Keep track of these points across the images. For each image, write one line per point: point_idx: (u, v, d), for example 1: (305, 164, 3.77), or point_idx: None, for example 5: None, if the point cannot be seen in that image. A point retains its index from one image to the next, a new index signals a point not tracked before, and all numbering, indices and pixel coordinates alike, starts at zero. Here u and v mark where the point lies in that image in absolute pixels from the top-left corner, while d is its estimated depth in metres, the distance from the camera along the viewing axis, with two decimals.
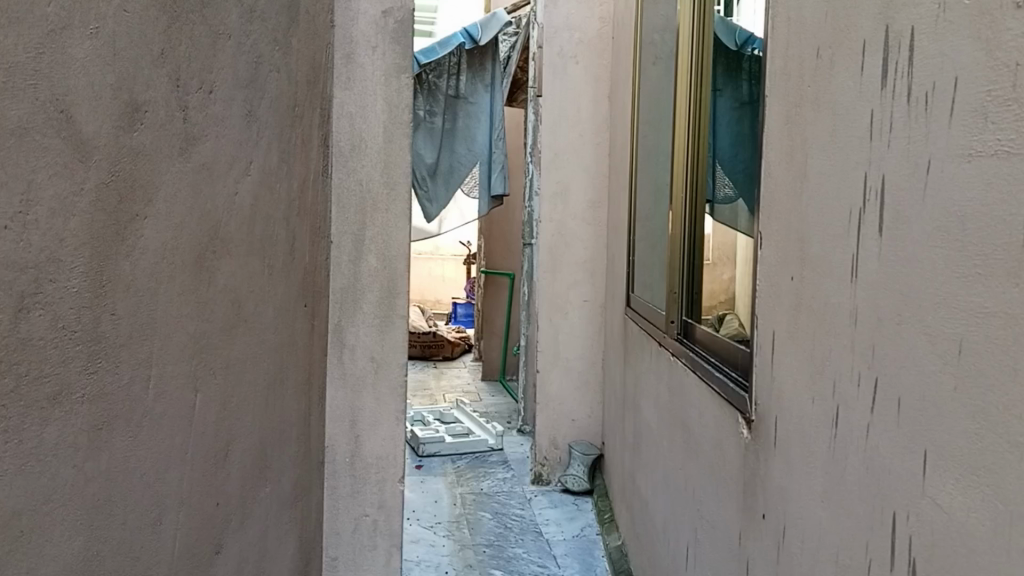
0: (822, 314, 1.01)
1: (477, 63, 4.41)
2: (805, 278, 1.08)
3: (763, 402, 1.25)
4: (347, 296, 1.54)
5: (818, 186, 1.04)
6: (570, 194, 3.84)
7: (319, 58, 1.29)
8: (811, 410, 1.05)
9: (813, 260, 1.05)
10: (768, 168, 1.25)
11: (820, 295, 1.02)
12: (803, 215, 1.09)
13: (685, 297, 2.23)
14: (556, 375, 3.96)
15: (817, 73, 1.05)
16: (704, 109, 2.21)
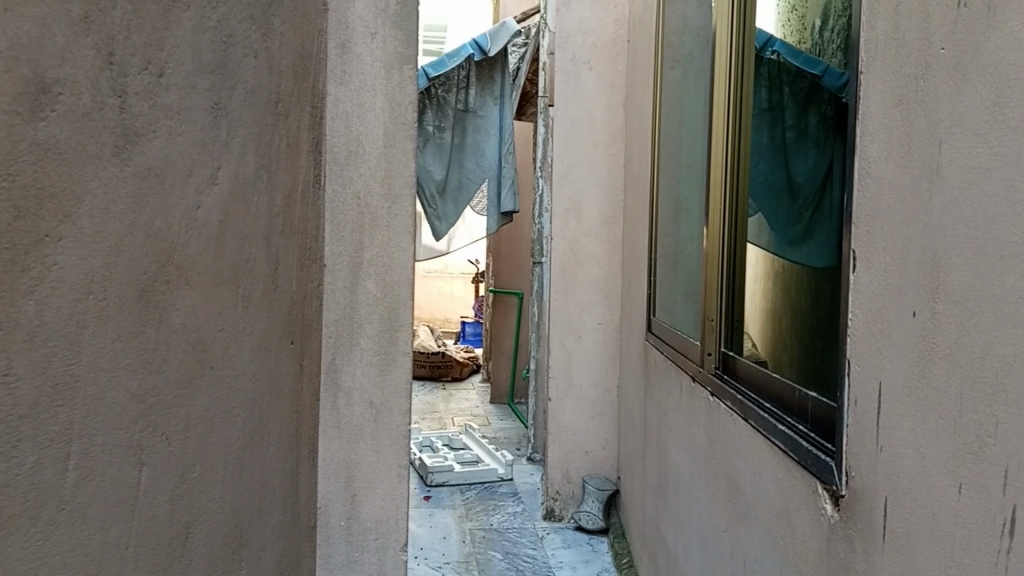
0: (1001, 366, 0.81)
1: (487, 75, 4.23)
2: (960, 311, 0.88)
3: (868, 476, 1.12)
4: (342, 330, 1.32)
5: (989, 184, 0.83)
6: (584, 210, 3.63)
7: (310, 46, 1.10)
8: (973, 497, 0.86)
9: (976, 290, 0.85)
10: (899, 167, 1.04)
11: (990, 343, 0.83)
12: (959, 226, 0.89)
13: (725, 324, 2.02)
14: (570, 402, 3.73)
15: (988, 29, 0.85)
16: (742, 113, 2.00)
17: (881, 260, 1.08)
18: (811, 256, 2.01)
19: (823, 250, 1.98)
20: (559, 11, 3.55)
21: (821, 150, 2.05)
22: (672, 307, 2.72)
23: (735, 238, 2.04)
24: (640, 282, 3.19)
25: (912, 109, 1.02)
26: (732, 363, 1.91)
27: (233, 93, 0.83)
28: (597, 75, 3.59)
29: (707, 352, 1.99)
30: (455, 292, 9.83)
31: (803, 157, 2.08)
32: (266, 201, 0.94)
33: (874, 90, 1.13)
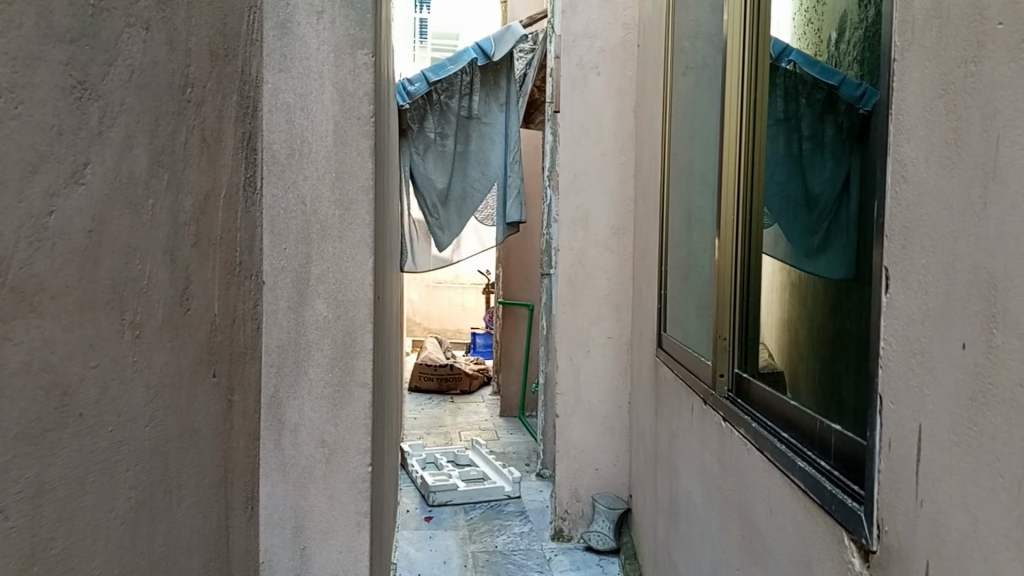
0: None
1: (491, 81, 3.95)
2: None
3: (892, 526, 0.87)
4: (286, 356, 1.15)
5: None
6: (592, 220, 3.39)
7: (229, 22, 0.89)
8: None
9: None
10: (905, 165, 0.84)
11: None
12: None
13: (740, 344, 1.81)
14: (577, 420, 3.51)
15: None
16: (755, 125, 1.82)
17: (920, 279, 0.81)
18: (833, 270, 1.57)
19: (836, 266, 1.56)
20: (565, 13, 3.27)
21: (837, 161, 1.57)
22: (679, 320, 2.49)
23: (751, 252, 1.83)
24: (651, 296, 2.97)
25: (961, 99, 0.73)
26: (747, 386, 1.71)
27: (87, 70, 0.63)
28: (606, 81, 3.31)
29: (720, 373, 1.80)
30: (465, 302, 9.61)
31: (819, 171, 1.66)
32: (153, 206, 0.74)
33: (912, 81, 0.83)
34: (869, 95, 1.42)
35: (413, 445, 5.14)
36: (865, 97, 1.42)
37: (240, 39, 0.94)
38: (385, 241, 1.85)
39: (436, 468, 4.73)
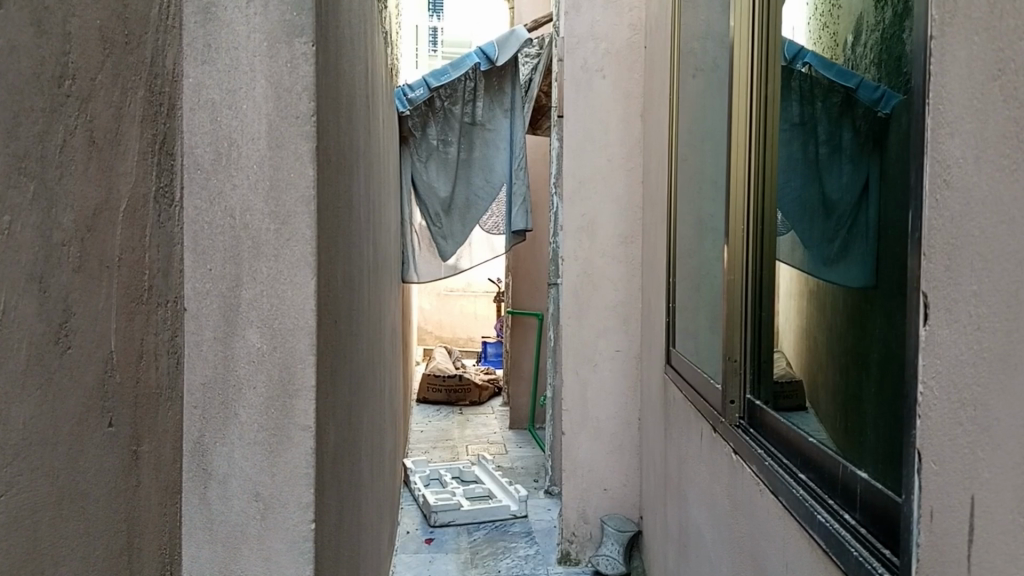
0: None
1: (496, 86, 3.45)
2: None
3: None
4: (215, 396, 0.88)
5: None
6: (598, 228, 3.21)
7: (133, 0, 0.74)
8: None
9: None
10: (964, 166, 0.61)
11: None
12: None
13: (751, 370, 1.54)
14: (584, 440, 3.25)
15: None
16: (767, 117, 1.54)
17: (968, 311, 0.60)
18: (842, 277, 1.51)
19: (862, 270, 1.46)
20: (568, 14, 3.13)
21: (856, 165, 1.48)
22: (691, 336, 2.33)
23: (762, 265, 1.55)
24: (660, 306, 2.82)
25: (1019, 84, 0.54)
26: (758, 415, 1.45)
27: None
28: (611, 84, 3.16)
29: (728, 398, 1.55)
30: (478, 311, 9.31)
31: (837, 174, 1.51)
32: (6, 223, 0.58)
33: (954, 55, 0.63)
34: (888, 98, 1.43)
35: (415, 461, 4.51)
36: (887, 99, 1.44)
37: (152, 20, 0.79)
38: (369, 254, 1.66)
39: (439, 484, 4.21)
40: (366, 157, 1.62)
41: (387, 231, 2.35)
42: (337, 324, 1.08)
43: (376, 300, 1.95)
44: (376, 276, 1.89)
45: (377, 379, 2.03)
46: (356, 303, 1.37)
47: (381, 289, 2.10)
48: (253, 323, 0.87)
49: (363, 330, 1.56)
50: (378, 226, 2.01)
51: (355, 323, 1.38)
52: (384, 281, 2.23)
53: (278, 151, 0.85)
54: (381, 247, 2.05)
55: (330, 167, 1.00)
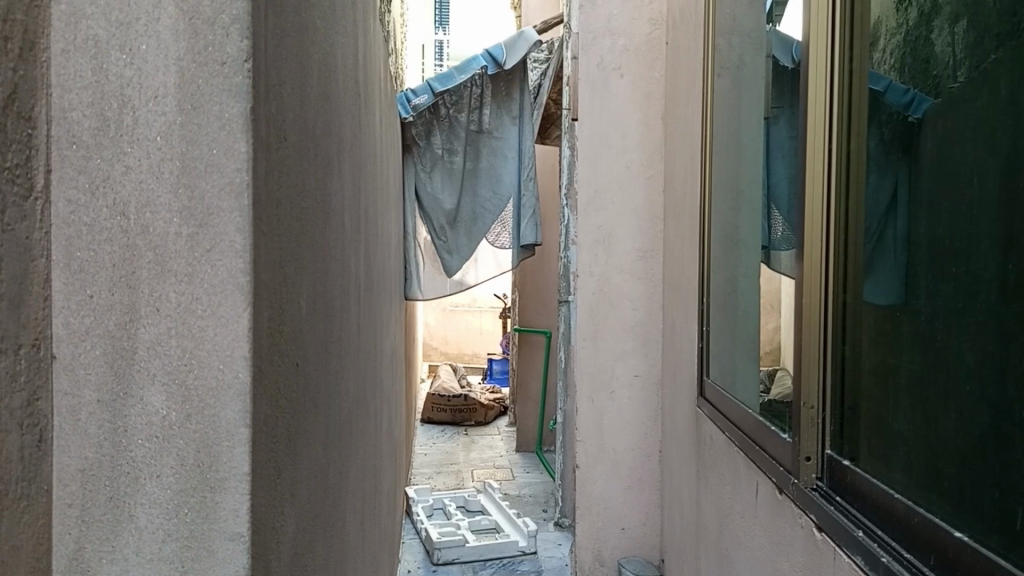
0: None
1: (504, 90, 2.96)
2: None
3: None
4: (98, 486, 0.58)
5: None
6: (617, 241, 2.37)
7: None
8: None
9: None
10: None
11: None
12: None
13: (833, 418, 1.05)
14: (595, 488, 2.35)
15: None
16: (856, 77, 1.03)
17: None
18: (868, 300, 0.99)
19: (894, 294, 0.94)
20: (581, 7, 2.39)
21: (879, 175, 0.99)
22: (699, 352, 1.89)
23: (841, 293, 1.04)
24: (679, 336, 2.12)
25: None
26: (849, 480, 0.99)
27: None
28: (632, 83, 2.38)
29: (803, 455, 1.10)
30: (484, 326, 8.95)
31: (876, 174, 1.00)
32: None
33: None
34: (919, 102, 0.91)
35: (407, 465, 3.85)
36: (920, 104, 0.90)
37: None
38: (361, 267, 1.35)
39: (416, 510, 2.85)
40: (356, 146, 1.30)
41: (388, 242, 2.05)
42: (299, 368, 0.77)
43: (372, 324, 1.64)
44: (370, 295, 1.57)
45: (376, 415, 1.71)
46: (337, 332, 1.06)
47: (380, 309, 1.79)
48: (155, 377, 0.57)
49: (353, 362, 1.25)
50: (376, 238, 1.71)
51: (336, 358, 1.07)
52: (385, 300, 1.92)
53: (194, 116, 0.56)
54: (379, 262, 1.75)
55: (287, 145, 0.70)
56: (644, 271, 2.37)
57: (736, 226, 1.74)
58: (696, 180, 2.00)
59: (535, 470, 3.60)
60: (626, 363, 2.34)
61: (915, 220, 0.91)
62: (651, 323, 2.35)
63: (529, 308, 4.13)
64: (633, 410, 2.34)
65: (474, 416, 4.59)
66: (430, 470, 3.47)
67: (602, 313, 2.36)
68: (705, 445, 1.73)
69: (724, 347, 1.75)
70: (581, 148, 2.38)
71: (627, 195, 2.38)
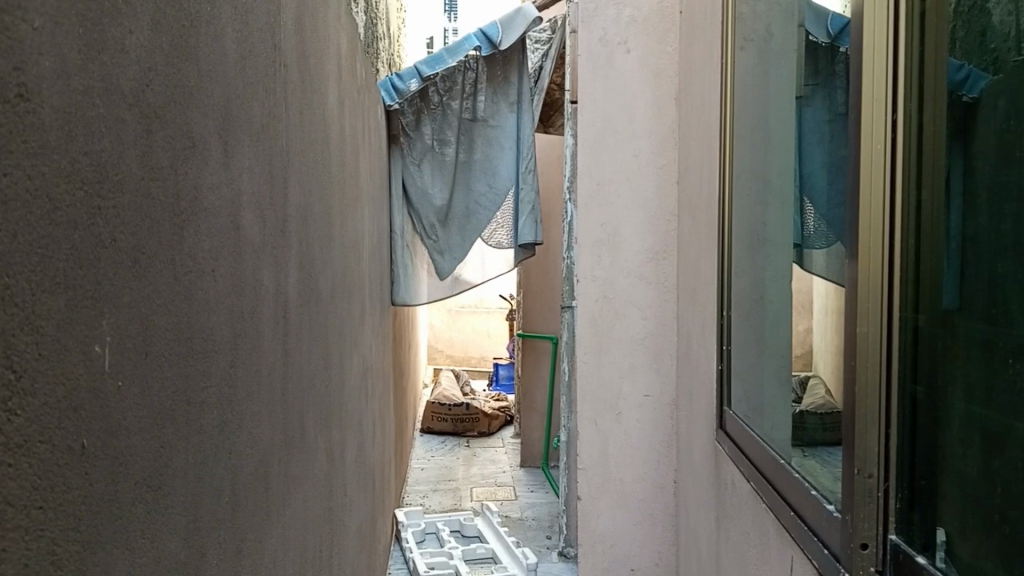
0: None
1: (500, 73, 2.70)
2: None
3: None
4: None
5: None
6: (622, 240, 2.09)
7: None
8: None
9: None
10: None
11: None
12: None
13: (899, 491, 0.76)
14: (601, 524, 2.07)
15: None
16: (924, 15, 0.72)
17: None
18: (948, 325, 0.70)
19: (982, 324, 0.66)
20: None
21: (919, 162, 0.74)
22: (718, 377, 1.57)
23: (912, 311, 0.75)
24: (694, 351, 1.83)
25: None
26: None
27: None
28: (640, 58, 2.08)
29: (855, 541, 0.80)
30: (491, 328, 8.67)
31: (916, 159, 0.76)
32: None
33: None
34: (977, 79, 0.66)
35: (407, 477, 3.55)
36: (974, 81, 0.66)
37: None
38: (293, 282, 1.09)
39: (403, 542, 2.57)
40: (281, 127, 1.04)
41: (359, 247, 1.80)
42: (90, 457, 0.51)
43: (328, 345, 1.39)
44: (321, 312, 1.32)
45: (336, 452, 1.46)
46: (233, 374, 0.81)
47: (341, 325, 1.53)
48: None
49: (276, 405, 0.99)
50: (333, 243, 1.46)
51: (234, 407, 0.82)
52: (351, 313, 1.67)
53: None
54: (339, 271, 1.50)
55: (34, 106, 0.43)
56: (656, 276, 2.08)
57: (763, 225, 1.44)
58: (715, 168, 1.70)
59: (540, 488, 3.33)
60: (635, 381, 2.06)
61: (1006, 221, 0.63)
62: (663, 335, 2.06)
63: (534, 312, 3.86)
64: (643, 435, 2.05)
65: (476, 426, 4.35)
66: (425, 488, 3.23)
67: (607, 324, 2.07)
68: (724, 489, 1.45)
69: (748, 372, 1.46)
70: (581, 135, 2.09)
71: (634, 188, 2.09)
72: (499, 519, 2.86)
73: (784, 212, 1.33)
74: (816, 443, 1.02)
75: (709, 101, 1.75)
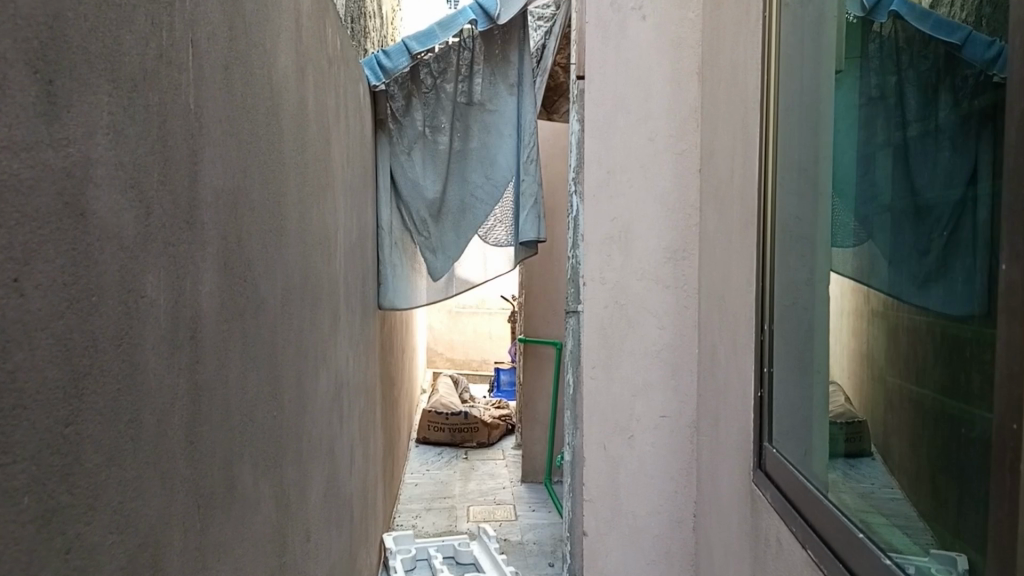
0: None
1: (498, 51, 2.44)
2: None
3: None
4: None
5: None
6: (636, 236, 1.82)
7: None
8: None
9: None
10: None
11: None
12: None
13: None
14: (610, 565, 1.80)
15: None
16: None
17: None
18: None
19: None
20: None
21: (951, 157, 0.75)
22: (754, 406, 1.27)
23: None
24: (718, 366, 1.56)
25: None
26: None
27: None
28: (655, 25, 1.81)
29: None
30: (493, 329, 8.40)
31: (928, 157, 0.80)
32: None
33: None
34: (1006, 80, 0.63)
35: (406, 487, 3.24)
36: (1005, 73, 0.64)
37: None
38: (207, 290, 0.83)
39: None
40: (183, 78, 0.77)
41: (331, 244, 1.55)
42: None
43: (282, 366, 1.13)
44: (269, 324, 1.06)
45: (298, 493, 1.21)
46: (74, 434, 0.56)
47: (304, 339, 1.28)
48: None
49: (178, 458, 0.74)
50: (291, 237, 1.20)
51: (80, 487, 0.57)
52: (319, 322, 1.42)
53: None
54: (299, 272, 1.25)
55: None
56: (674, 278, 1.80)
57: (812, 219, 1.16)
58: (739, 149, 1.43)
59: (543, 508, 3.07)
60: (648, 400, 1.79)
61: None
62: (682, 346, 1.79)
63: (536, 315, 3.60)
64: (659, 462, 1.78)
65: (476, 436, 4.10)
66: (419, 507, 2.97)
67: (618, 335, 1.80)
68: (763, 544, 1.18)
69: (795, 399, 1.18)
70: (588, 114, 1.82)
71: (649, 176, 1.82)
72: (497, 544, 2.60)
73: (846, 198, 1.05)
74: (852, 462, 0.98)
75: (735, 73, 1.49)
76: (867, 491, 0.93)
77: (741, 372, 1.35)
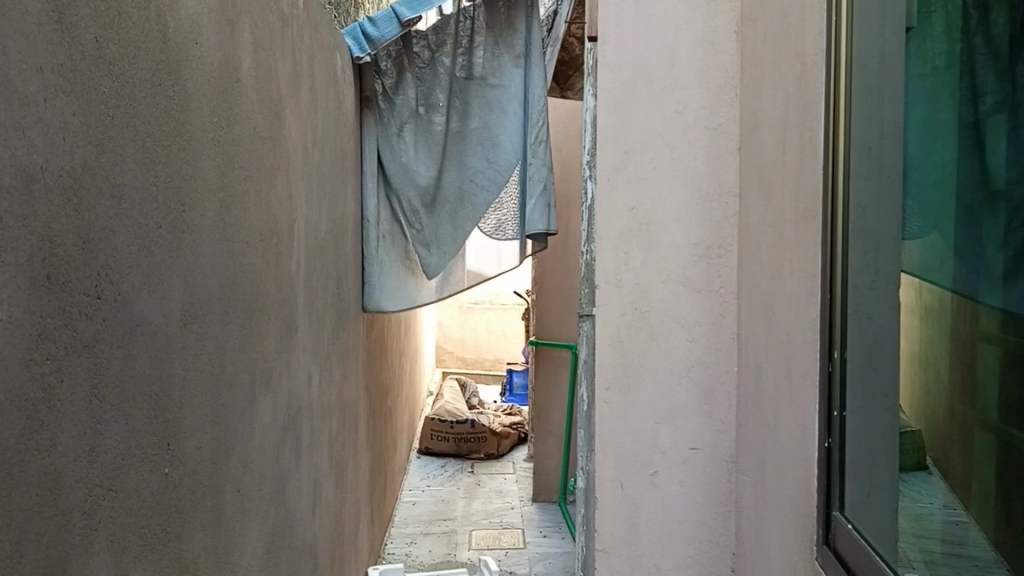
0: None
1: (503, 19, 2.15)
2: None
3: None
4: None
5: None
6: (660, 229, 1.51)
7: None
8: None
9: None
10: None
11: None
12: None
13: None
14: None
15: None
16: None
17: None
18: None
19: None
20: None
21: None
22: (818, 459, 0.95)
23: None
24: (761, 400, 1.27)
25: None
26: None
27: None
28: None
29: None
30: (507, 327, 8.10)
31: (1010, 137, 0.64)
32: None
33: None
34: None
35: (404, 509, 3.08)
36: None
37: None
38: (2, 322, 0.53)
39: None
40: None
41: (284, 244, 1.28)
42: None
43: (189, 409, 0.86)
44: (160, 356, 0.79)
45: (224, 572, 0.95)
46: None
47: (237, 368, 1.01)
48: None
49: None
50: (213, 235, 0.94)
51: None
52: (264, 343, 1.15)
53: None
54: (226, 282, 0.98)
55: None
56: (707, 282, 1.50)
57: (902, 207, 0.83)
58: (791, 118, 1.11)
59: (555, 533, 2.86)
60: (675, 429, 1.50)
61: None
62: (715, 364, 1.50)
63: (549, 316, 3.31)
64: (688, 505, 1.50)
65: (483, 447, 3.87)
66: (415, 531, 2.82)
67: (637, 349, 1.51)
68: None
69: (878, 456, 0.87)
70: (601, 83, 1.51)
71: (676, 158, 1.51)
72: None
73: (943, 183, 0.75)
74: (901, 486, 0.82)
75: (784, 24, 1.17)
76: (923, 513, 0.78)
77: (794, 409, 1.04)
